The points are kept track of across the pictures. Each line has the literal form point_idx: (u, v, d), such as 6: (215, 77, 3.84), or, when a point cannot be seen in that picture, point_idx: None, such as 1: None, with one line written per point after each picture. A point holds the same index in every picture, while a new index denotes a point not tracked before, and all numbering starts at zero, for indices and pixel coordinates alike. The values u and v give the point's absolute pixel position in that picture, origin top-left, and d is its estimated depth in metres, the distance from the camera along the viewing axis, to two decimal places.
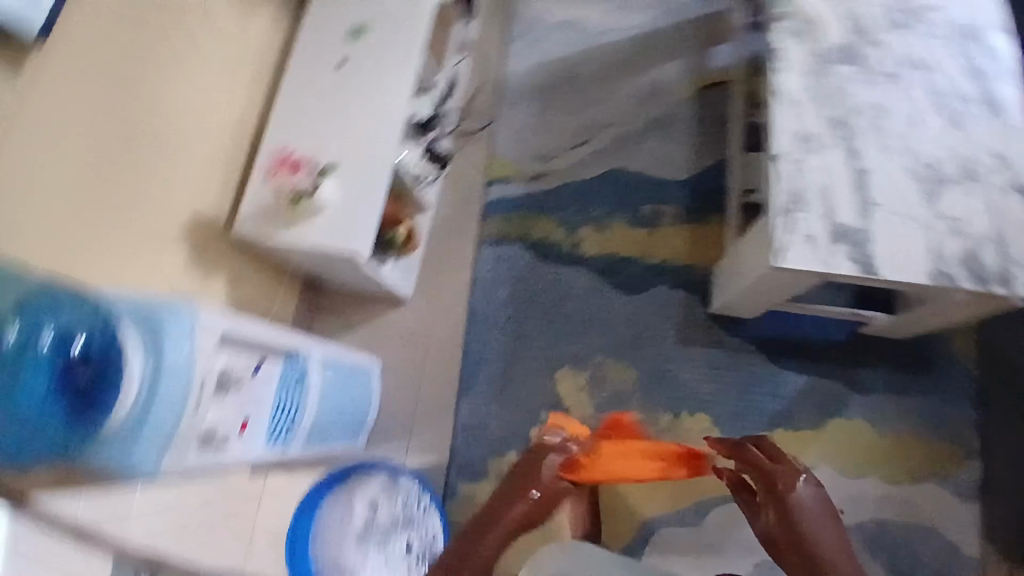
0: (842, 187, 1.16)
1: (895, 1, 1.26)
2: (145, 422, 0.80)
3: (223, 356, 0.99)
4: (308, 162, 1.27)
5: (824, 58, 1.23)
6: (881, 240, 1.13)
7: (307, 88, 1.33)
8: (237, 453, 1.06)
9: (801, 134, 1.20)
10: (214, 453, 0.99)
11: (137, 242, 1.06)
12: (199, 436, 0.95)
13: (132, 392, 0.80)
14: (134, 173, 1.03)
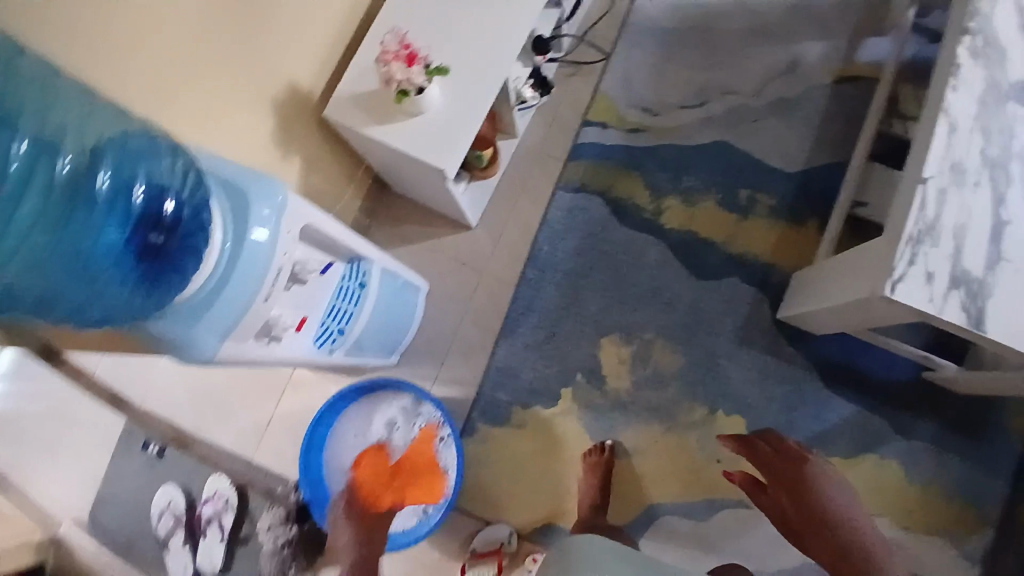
0: (979, 231, 0.99)
1: None
2: (218, 302, 0.69)
3: (300, 247, 0.86)
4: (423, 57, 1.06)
5: (1004, 86, 1.05)
6: (1001, 298, 0.97)
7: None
8: (288, 349, 0.94)
9: (956, 161, 1.01)
10: (267, 346, 0.87)
11: (235, 100, 0.99)
12: (256, 331, 0.81)
13: (209, 266, 0.68)
14: (246, 24, 0.95)
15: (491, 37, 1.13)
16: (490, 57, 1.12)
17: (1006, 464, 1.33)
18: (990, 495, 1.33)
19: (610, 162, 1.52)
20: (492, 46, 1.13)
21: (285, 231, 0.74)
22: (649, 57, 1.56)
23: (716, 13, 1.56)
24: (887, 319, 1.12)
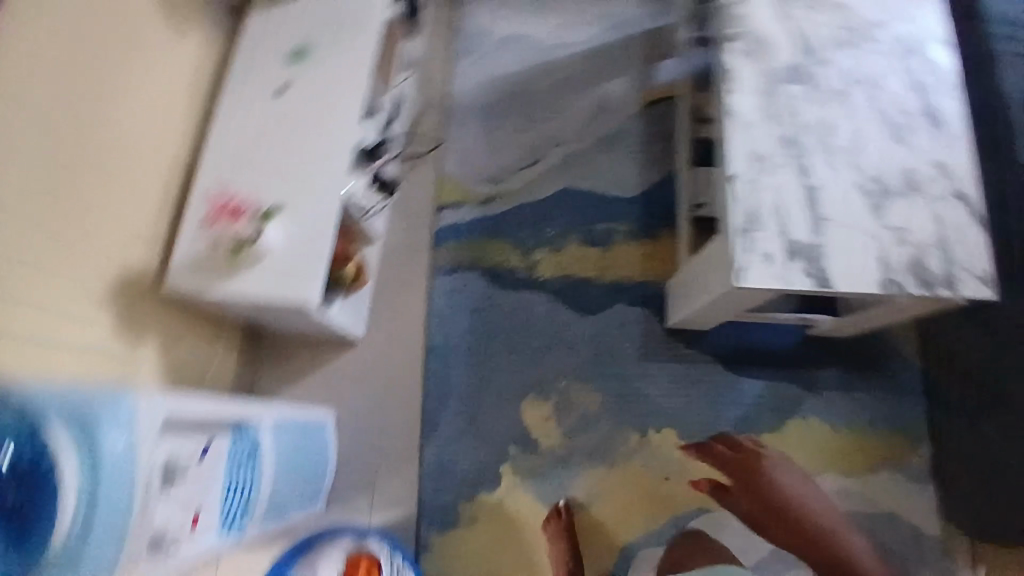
0: (798, 203, 1.10)
1: (841, 18, 1.21)
2: (91, 543, 0.63)
3: (165, 444, 0.82)
4: (250, 208, 1.10)
5: (777, 73, 1.17)
6: (835, 254, 1.08)
7: (249, 115, 1.20)
8: (191, 553, 0.87)
9: (758, 150, 1.12)
10: (162, 562, 0.81)
11: (70, 306, 0.95)
12: (144, 546, 0.76)
13: (68, 508, 0.63)
14: (61, 230, 0.93)
15: (314, 162, 1.15)
16: (319, 180, 1.14)
17: (901, 387, 1.46)
18: (900, 419, 1.45)
19: (473, 234, 1.57)
20: (318, 169, 1.15)
21: (143, 435, 0.70)
22: (477, 130, 1.64)
23: (522, 75, 1.67)
24: (754, 300, 1.22)
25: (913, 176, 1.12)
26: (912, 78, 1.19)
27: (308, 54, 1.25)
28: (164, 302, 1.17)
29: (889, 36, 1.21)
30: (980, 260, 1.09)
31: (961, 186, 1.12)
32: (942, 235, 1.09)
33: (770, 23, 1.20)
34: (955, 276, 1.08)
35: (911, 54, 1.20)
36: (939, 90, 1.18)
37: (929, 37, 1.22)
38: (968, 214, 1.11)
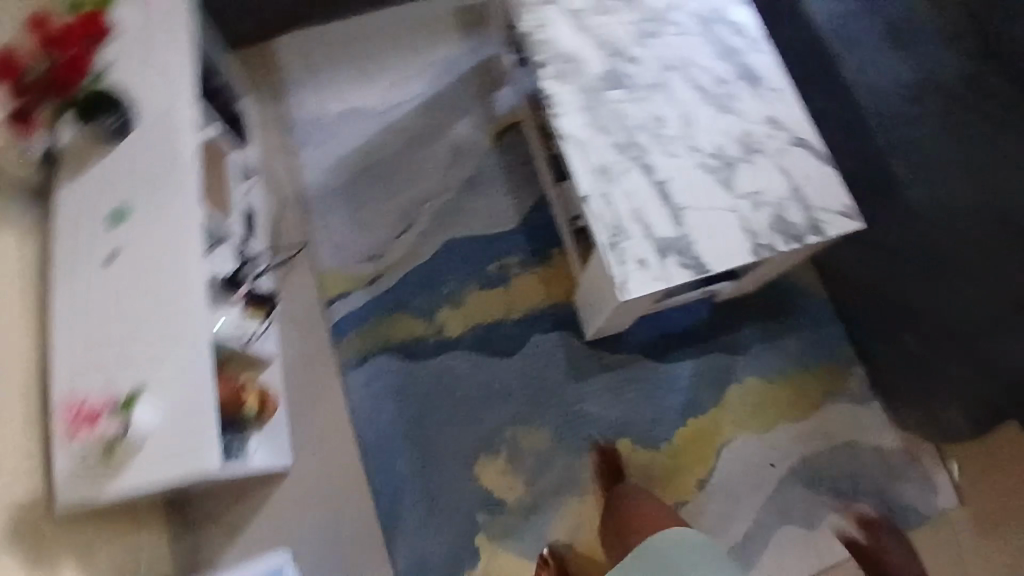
0: (652, 202, 1.11)
1: (636, 13, 1.24)
2: None
3: None
4: (106, 405, 1.07)
5: (593, 84, 1.18)
6: (703, 238, 1.09)
7: (88, 297, 1.13)
8: None
9: (599, 164, 1.13)
10: None
11: None
12: None
13: None
14: None
15: (174, 321, 1.13)
16: (185, 336, 1.12)
17: (816, 321, 1.52)
18: (826, 351, 1.50)
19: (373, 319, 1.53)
20: (180, 327, 1.12)
21: None
22: (342, 214, 1.61)
23: (370, 147, 1.67)
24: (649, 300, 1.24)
25: (749, 139, 1.15)
26: (720, 46, 1.21)
27: (129, 213, 1.18)
28: (65, 522, 1.11)
29: (686, 13, 1.24)
30: (836, 196, 1.12)
31: (795, 133, 1.16)
32: (793, 185, 1.12)
33: (572, 37, 1.21)
34: (817, 219, 1.11)
35: (711, 23, 1.23)
36: (748, 48, 1.21)
37: (722, 1, 1.25)
38: (809, 157, 1.14)
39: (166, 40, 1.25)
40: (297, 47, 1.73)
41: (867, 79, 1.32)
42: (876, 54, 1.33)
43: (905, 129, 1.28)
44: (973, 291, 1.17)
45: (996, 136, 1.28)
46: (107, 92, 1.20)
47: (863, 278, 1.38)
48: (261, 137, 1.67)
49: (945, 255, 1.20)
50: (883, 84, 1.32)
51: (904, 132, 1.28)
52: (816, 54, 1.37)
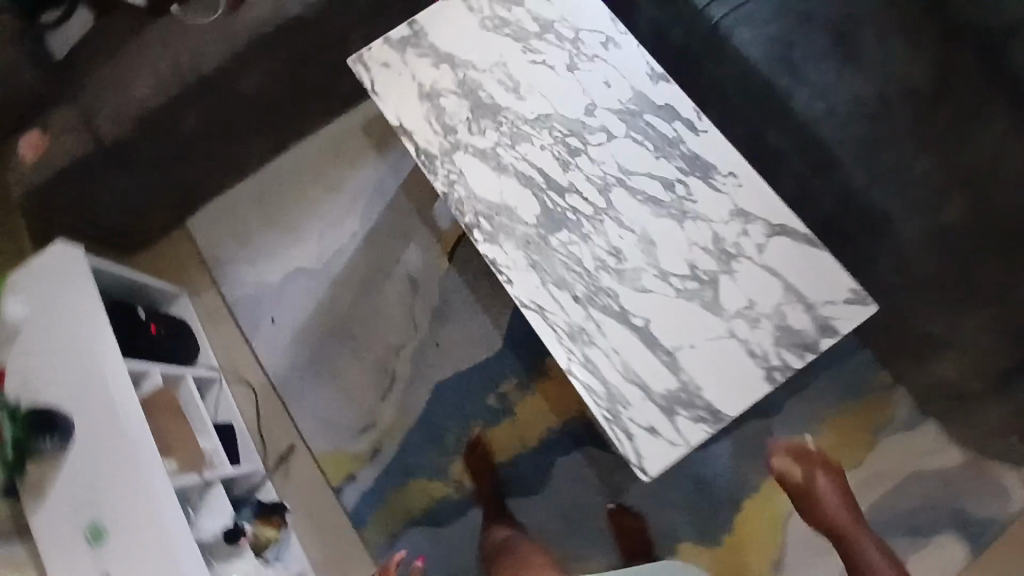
0: (641, 353, 1.00)
1: (554, 133, 1.13)
2: None
3: None
4: None
5: (535, 232, 1.07)
6: (708, 379, 0.98)
7: None
8: None
9: (570, 325, 1.02)
10: None
11: None
12: None
13: None
14: None
15: None
16: None
17: (835, 355, 1.43)
18: (855, 383, 1.42)
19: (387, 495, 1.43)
20: None
21: None
22: (319, 389, 1.51)
23: (325, 306, 1.55)
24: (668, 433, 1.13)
25: (720, 245, 1.04)
26: (655, 143, 1.10)
27: (105, 526, 1.08)
28: None
29: (610, 115, 1.12)
30: (837, 284, 1.01)
31: (769, 221, 1.04)
32: (785, 286, 1.01)
33: (497, 184, 1.11)
34: (822, 317, 1.00)
35: (640, 118, 1.12)
36: (688, 135, 1.10)
37: (644, 88, 1.13)
38: (794, 246, 1.03)
39: (81, 315, 1.16)
40: (217, 222, 1.62)
41: (821, 112, 1.21)
42: (822, 80, 1.22)
43: (877, 158, 1.18)
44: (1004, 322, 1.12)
45: (979, 132, 1.17)
46: (33, 407, 1.11)
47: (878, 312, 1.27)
48: (207, 333, 1.55)
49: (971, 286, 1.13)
50: (841, 110, 1.21)
51: (877, 162, 1.18)
52: (761, 94, 1.25)
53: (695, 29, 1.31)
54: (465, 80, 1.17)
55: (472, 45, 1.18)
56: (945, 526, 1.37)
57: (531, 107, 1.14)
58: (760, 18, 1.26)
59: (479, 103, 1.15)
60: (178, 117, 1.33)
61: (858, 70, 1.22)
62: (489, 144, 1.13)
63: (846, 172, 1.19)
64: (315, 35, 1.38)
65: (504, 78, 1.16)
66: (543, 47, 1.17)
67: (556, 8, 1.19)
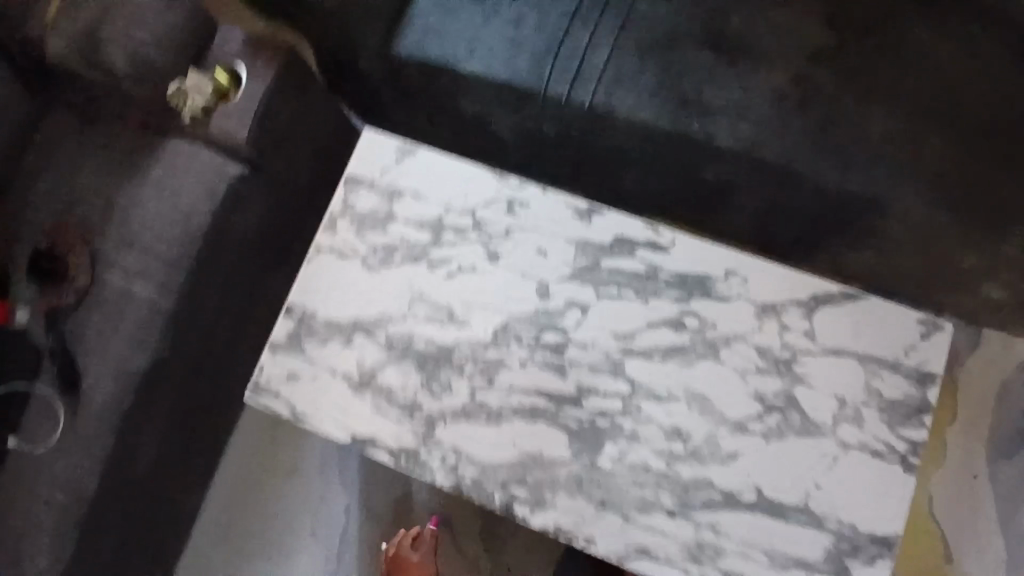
0: (775, 528, 0.86)
1: (524, 341, 0.92)
2: None
3: None
4: None
5: (581, 467, 0.88)
6: (851, 510, 0.86)
7: None
8: None
9: (686, 547, 0.86)
10: None
11: None
12: None
13: None
14: None
15: None
16: None
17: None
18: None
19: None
20: None
21: None
22: None
23: None
24: None
25: (769, 356, 0.88)
26: (633, 286, 0.92)
27: None
28: None
29: (568, 285, 0.93)
30: (906, 324, 0.88)
31: (801, 299, 0.89)
32: (862, 358, 0.87)
33: (503, 437, 0.89)
34: (914, 368, 0.87)
35: (600, 269, 0.93)
36: (660, 258, 0.92)
37: (581, 233, 0.94)
38: (841, 309, 0.88)
39: None
40: None
41: (746, 134, 1.07)
42: (731, 97, 1.07)
43: (829, 140, 1.06)
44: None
45: (892, 54, 1.08)
46: None
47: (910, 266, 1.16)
48: None
49: (1004, 210, 1.03)
50: (766, 120, 1.07)
51: (831, 146, 1.06)
52: (679, 143, 1.10)
53: (569, 115, 1.14)
54: (389, 339, 0.94)
55: (370, 296, 0.95)
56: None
57: (480, 326, 0.93)
58: (630, 75, 1.11)
59: (421, 356, 0.92)
60: (82, 553, 1.04)
61: (752, 70, 1.08)
62: (464, 397, 0.91)
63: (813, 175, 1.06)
64: (180, 363, 1.10)
65: (430, 310, 0.94)
66: (449, 252, 0.96)
67: (433, 202, 0.98)
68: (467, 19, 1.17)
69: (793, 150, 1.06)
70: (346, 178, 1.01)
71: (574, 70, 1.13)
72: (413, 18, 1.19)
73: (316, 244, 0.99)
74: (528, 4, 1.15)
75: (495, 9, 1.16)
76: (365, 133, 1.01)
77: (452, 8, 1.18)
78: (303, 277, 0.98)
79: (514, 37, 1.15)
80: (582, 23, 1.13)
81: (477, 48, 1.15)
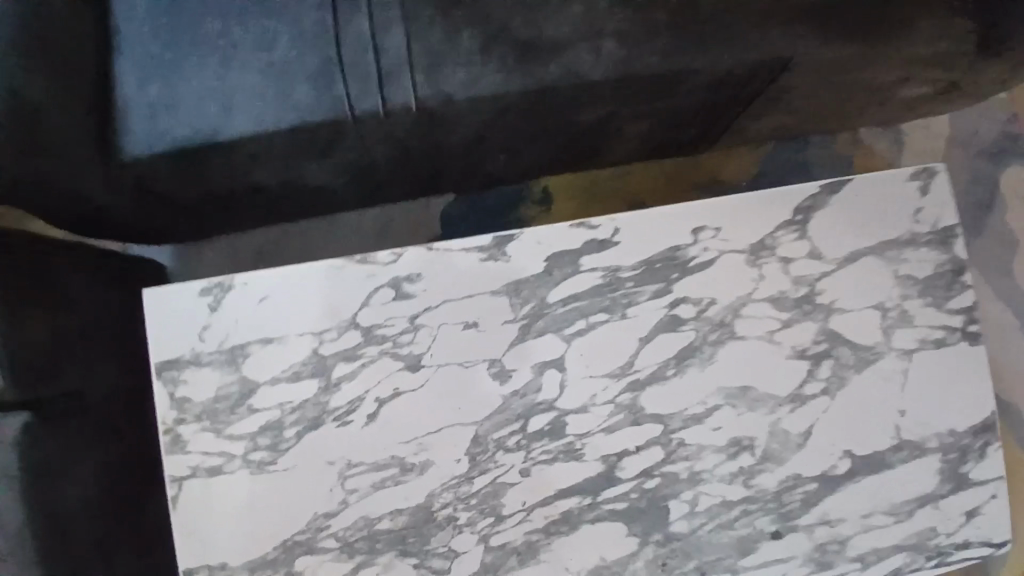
0: (884, 481, 0.69)
1: (509, 443, 0.68)
2: None
3: None
4: None
5: (656, 547, 0.67)
6: (942, 413, 0.70)
7: None
8: None
9: (809, 561, 0.68)
10: None
11: None
12: None
13: None
14: None
15: None
16: None
17: (796, 163, 1.18)
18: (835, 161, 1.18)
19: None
20: None
21: None
22: None
23: None
24: None
25: (786, 302, 0.70)
26: (599, 306, 0.70)
27: None
28: None
29: (524, 348, 0.69)
30: (902, 187, 0.72)
31: (786, 221, 0.71)
32: (876, 249, 0.71)
33: (551, 570, 0.67)
34: (931, 230, 0.72)
35: (551, 307, 0.69)
36: (612, 256, 0.70)
37: (504, 276, 0.69)
38: (831, 210, 0.71)
39: None
40: None
41: (616, 56, 0.86)
42: (573, 19, 0.85)
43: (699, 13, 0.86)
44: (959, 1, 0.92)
45: None
46: None
47: (828, 98, 1.00)
48: None
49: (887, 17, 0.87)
50: (626, 24, 0.85)
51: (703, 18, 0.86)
52: (544, 94, 0.86)
53: (398, 129, 0.87)
54: (345, 537, 0.67)
55: (286, 501, 0.67)
56: (1012, 159, 1.16)
57: (448, 457, 0.68)
58: (443, 46, 0.84)
59: (399, 534, 0.67)
60: None
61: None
62: (477, 552, 0.67)
63: (700, 63, 0.86)
64: None
65: (375, 474, 0.67)
66: (354, 388, 0.68)
67: (296, 336, 0.68)
68: (199, 69, 0.81)
69: (671, 44, 0.86)
70: (157, 368, 0.67)
71: (373, 71, 0.83)
72: (122, 98, 0.81)
73: (170, 475, 0.67)
74: (271, 14, 0.83)
75: (231, 42, 0.82)
76: (145, 294, 0.67)
77: (172, 65, 0.81)
78: (180, 527, 0.66)
79: (275, 66, 0.82)
80: (350, 6, 0.83)
81: (237, 102, 0.81)
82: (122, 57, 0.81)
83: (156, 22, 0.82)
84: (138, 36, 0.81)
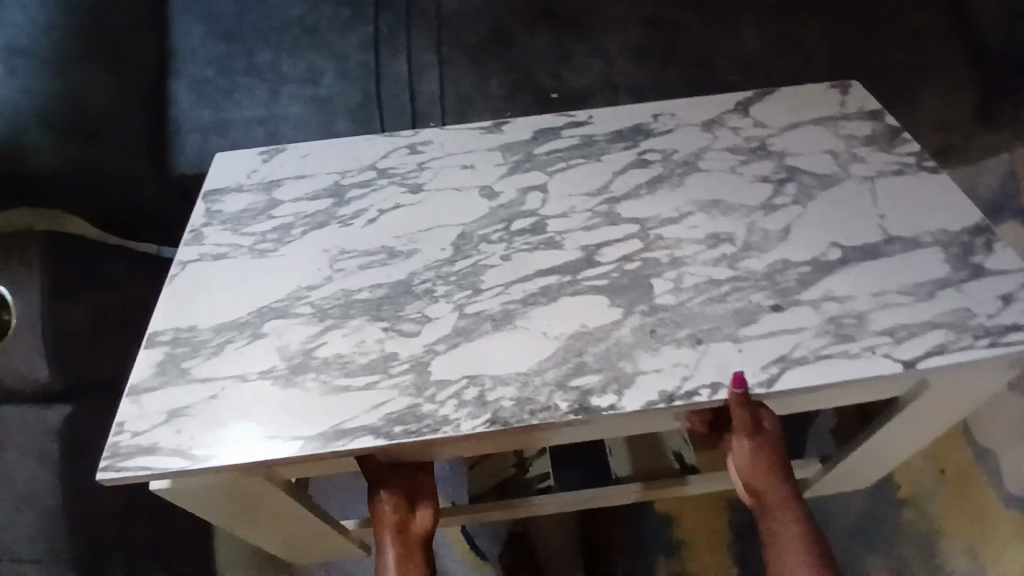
0: (884, 266, 0.66)
1: (490, 236, 0.72)
2: None
3: None
4: None
5: (643, 316, 0.63)
6: (925, 216, 0.71)
7: None
8: None
9: (826, 332, 0.61)
10: None
11: None
12: None
13: None
14: None
15: None
16: None
17: None
18: None
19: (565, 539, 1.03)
20: None
21: None
22: None
23: None
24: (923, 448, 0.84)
25: (744, 149, 0.80)
26: (576, 156, 0.81)
27: None
28: None
29: (511, 179, 0.79)
30: (828, 90, 0.87)
31: (732, 107, 0.85)
32: (815, 121, 0.83)
33: (527, 333, 0.63)
34: (861, 111, 0.84)
35: (536, 155, 0.82)
36: (588, 129, 0.84)
37: (499, 140, 0.84)
38: (769, 101, 0.86)
39: None
40: None
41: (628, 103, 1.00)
42: (587, 74, 1.01)
43: (707, 74, 1.01)
44: (928, 65, 1.00)
45: None
46: None
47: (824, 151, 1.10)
48: None
49: (885, 74, 1.00)
50: (639, 79, 1.00)
51: (705, 79, 1.00)
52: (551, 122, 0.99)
53: None
54: (324, 303, 0.67)
55: (278, 278, 0.70)
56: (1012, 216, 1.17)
57: (433, 248, 0.72)
58: (471, 91, 1.00)
59: (375, 304, 0.66)
60: None
61: (599, 33, 1.02)
62: (452, 317, 0.65)
63: None
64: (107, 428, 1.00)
65: (365, 259, 0.71)
66: (361, 204, 0.78)
67: (323, 174, 0.81)
68: (248, 96, 1.00)
69: (671, 95, 1.00)
70: (205, 193, 0.81)
71: (406, 109, 1.00)
72: (181, 120, 1.00)
73: (182, 258, 0.73)
74: (320, 55, 1.02)
75: (281, 75, 1.01)
76: (217, 154, 0.86)
77: (226, 91, 1.00)
78: (169, 296, 0.69)
79: (318, 97, 1.00)
80: (392, 52, 1.02)
81: (283, 128, 0.98)
82: (182, 86, 1.02)
83: (213, 54, 1.03)
84: (200, 66, 1.02)
